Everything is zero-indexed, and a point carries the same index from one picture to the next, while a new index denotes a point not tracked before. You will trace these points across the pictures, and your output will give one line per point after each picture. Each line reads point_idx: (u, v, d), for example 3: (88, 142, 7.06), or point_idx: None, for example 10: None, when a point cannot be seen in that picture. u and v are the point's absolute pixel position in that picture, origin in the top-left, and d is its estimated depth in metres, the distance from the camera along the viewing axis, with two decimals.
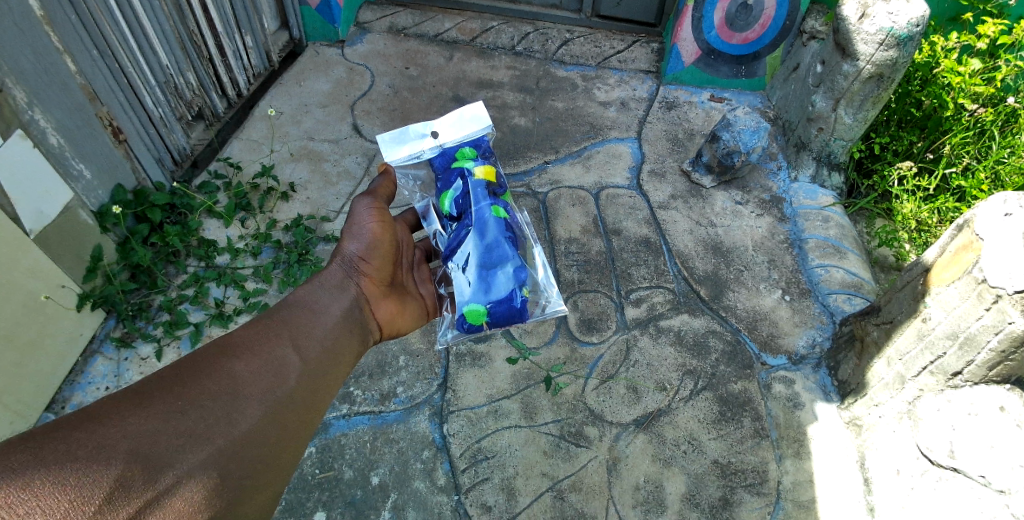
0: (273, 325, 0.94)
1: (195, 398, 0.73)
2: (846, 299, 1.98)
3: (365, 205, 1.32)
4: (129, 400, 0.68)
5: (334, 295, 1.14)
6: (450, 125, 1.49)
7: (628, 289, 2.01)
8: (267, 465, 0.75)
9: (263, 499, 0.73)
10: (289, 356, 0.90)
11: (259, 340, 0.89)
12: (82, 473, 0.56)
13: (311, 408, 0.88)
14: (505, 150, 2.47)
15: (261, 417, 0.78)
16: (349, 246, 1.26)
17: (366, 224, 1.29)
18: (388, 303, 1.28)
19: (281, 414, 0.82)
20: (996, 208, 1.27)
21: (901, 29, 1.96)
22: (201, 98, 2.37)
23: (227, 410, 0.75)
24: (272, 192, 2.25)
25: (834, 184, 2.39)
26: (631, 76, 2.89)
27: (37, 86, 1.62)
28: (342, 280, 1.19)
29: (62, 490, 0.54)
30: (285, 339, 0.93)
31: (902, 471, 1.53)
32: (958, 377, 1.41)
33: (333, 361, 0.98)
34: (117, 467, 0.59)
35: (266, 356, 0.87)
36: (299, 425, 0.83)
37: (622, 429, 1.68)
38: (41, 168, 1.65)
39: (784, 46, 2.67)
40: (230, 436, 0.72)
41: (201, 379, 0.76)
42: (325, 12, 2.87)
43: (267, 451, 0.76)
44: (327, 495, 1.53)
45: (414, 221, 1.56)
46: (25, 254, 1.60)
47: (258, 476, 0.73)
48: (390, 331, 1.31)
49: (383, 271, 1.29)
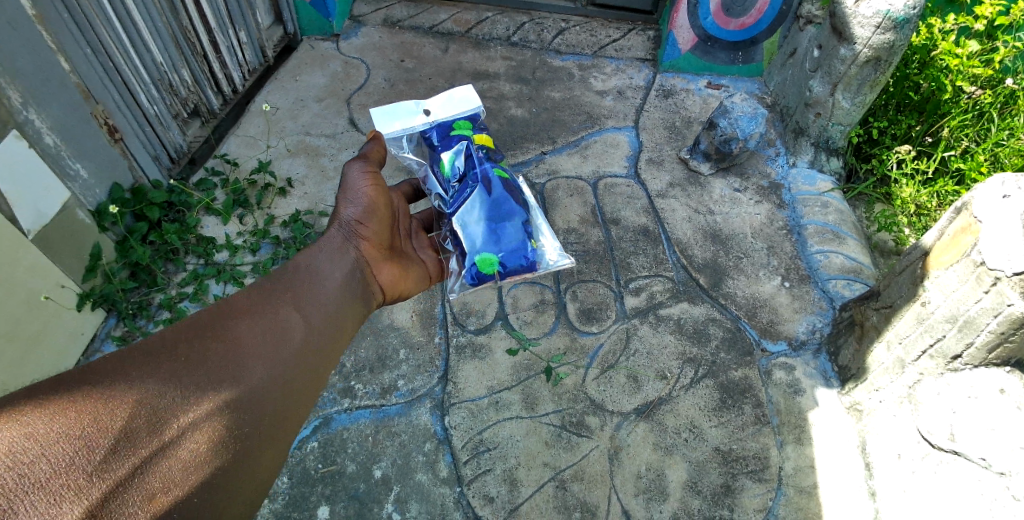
0: (275, 288, 0.95)
1: (200, 355, 0.74)
2: (846, 284, 1.97)
3: (358, 169, 1.33)
4: (133, 358, 0.69)
5: (336, 258, 1.14)
6: (440, 103, 1.51)
7: (628, 278, 2.01)
8: (276, 419, 0.76)
9: (275, 451, 0.75)
10: (291, 317, 0.91)
11: (261, 301, 0.90)
12: (87, 426, 0.58)
13: (317, 367, 0.89)
14: (502, 141, 2.46)
15: (267, 373, 0.79)
16: (347, 211, 1.26)
17: (361, 187, 1.30)
18: (391, 266, 1.28)
19: (288, 371, 0.82)
20: (993, 189, 1.25)
21: (898, 10, 1.94)
22: (196, 95, 2.35)
23: (232, 366, 0.76)
24: (269, 188, 2.24)
25: (833, 169, 2.38)
26: (628, 64, 2.87)
27: (30, 85, 1.60)
28: (342, 243, 1.19)
29: (68, 441, 0.55)
30: (287, 301, 0.93)
31: (904, 455, 1.53)
32: (958, 360, 1.40)
33: (335, 323, 0.99)
34: (122, 420, 0.61)
35: (268, 317, 0.87)
36: (304, 382, 0.84)
37: (623, 418, 1.68)
38: (38, 169, 1.64)
39: (781, 30, 2.63)
40: (236, 391, 0.73)
41: (205, 338, 0.77)
42: (319, 5, 2.85)
43: (274, 406, 0.77)
44: (331, 489, 1.54)
45: (410, 193, 1.56)
46: (25, 252, 1.59)
47: (268, 429, 0.75)
48: (393, 295, 1.31)
49: (382, 235, 1.29)
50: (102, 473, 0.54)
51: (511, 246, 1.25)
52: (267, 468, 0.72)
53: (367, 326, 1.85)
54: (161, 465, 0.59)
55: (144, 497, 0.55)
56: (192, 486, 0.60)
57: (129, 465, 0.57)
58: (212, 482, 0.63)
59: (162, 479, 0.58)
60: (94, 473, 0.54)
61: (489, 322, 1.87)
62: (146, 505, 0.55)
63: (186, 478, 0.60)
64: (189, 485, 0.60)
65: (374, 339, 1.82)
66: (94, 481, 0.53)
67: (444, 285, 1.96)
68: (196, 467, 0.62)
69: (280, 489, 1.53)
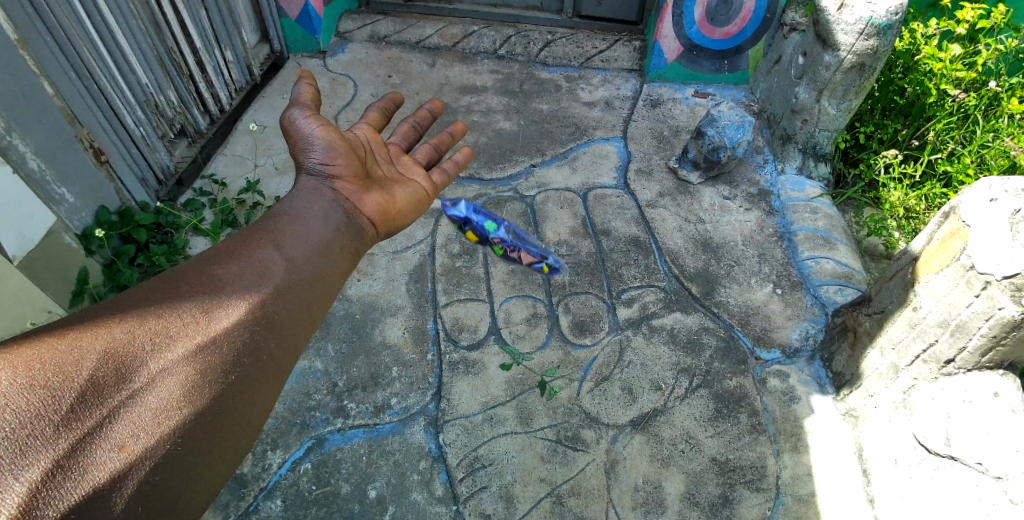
0: (252, 234, 0.93)
1: (171, 306, 0.75)
2: (837, 289, 1.97)
3: (300, 114, 1.16)
4: (105, 313, 0.70)
5: (315, 198, 1.10)
6: None
7: (620, 289, 2.00)
8: (259, 362, 0.78)
9: (263, 392, 0.77)
10: (270, 257, 0.89)
11: (236, 247, 0.88)
12: (54, 376, 0.60)
13: (303, 303, 0.88)
14: (491, 154, 2.46)
15: (246, 313, 0.80)
16: (308, 160, 1.15)
17: (310, 130, 1.15)
18: (374, 196, 1.20)
19: (267, 312, 0.82)
20: (981, 193, 1.27)
21: (881, 17, 1.96)
22: (183, 115, 2.35)
23: (206, 312, 0.76)
24: (258, 206, 2.23)
25: (822, 174, 2.39)
26: (615, 75, 2.89)
27: (12, 110, 1.58)
28: (316, 188, 1.13)
29: (33, 390, 0.57)
30: (266, 243, 0.92)
31: (901, 461, 1.51)
32: (952, 364, 1.39)
33: (324, 259, 0.98)
34: (88, 369, 0.62)
35: (244, 261, 0.86)
36: (288, 319, 0.85)
37: (618, 431, 1.66)
38: (21, 194, 1.63)
39: (765, 38, 2.67)
40: (212, 336, 0.74)
41: (176, 289, 0.78)
42: (305, 23, 2.86)
43: (255, 349, 0.78)
44: (325, 511, 1.51)
45: (378, 120, 1.36)
46: (12, 280, 1.58)
47: (251, 368, 0.76)
48: (391, 223, 1.23)
49: (355, 165, 1.19)
50: (70, 424, 0.57)
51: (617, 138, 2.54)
52: (254, 406, 0.75)
53: (359, 345, 1.84)
54: (130, 414, 0.62)
55: (113, 447, 0.58)
56: (163, 432, 0.62)
57: (96, 417, 0.59)
58: (190, 424, 0.65)
59: (131, 427, 0.60)
60: (61, 424, 0.56)
61: (482, 337, 1.86)
62: (114, 455, 0.57)
63: (157, 425, 0.62)
64: (160, 433, 0.62)
65: (366, 358, 1.81)
66: (60, 432, 0.56)
67: (435, 301, 1.95)
68: (167, 414, 0.64)
69: (273, 512, 1.51)
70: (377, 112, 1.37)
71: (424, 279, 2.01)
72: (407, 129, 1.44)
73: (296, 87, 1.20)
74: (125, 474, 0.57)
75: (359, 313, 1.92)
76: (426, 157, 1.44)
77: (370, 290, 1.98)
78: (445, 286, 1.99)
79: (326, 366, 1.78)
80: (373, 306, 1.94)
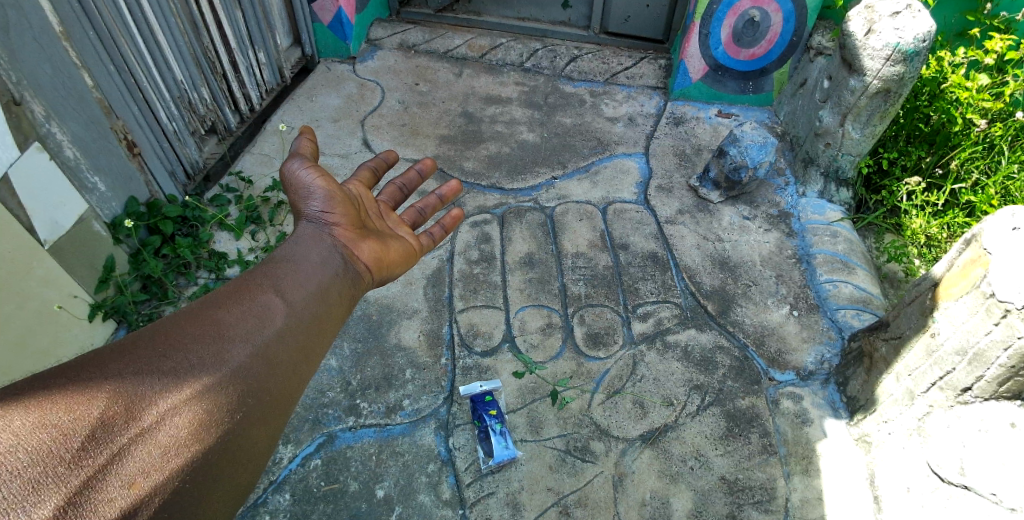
0: (253, 277, 0.95)
1: (179, 345, 0.77)
2: (855, 314, 1.96)
3: (299, 165, 1.20)
4: (113, 352, 0.72)
5: (315, 243, 1.11)
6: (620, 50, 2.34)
7: (635, 303, 2.02)
8: (262, 402, 0.80)
9: (264, 434, 0.80)
10: (273, 302, 0.92)
11: (243, 290, 0.91)
12: (63, 415, 0.62)
13: (305, 344, 0.92)
14: (514, 165, 2.51)
15: (250, 356, 0.82)
16: (308, 207, 1.17)
17: (308, 182, 1.17)
18: (370, 243, 1.21)
19: (272, 353, 0.85)
20: (1004, 221, 1.26)
21: (908, 44, 1.96)
22: (214, 113, 2.43)
23: (213, 350, 0.79)
24: (282, 205, 2.30)
25: (843, 198, 2.38)
26: (640, 92, 2.91)
27: (54, 100, 1.66)
28: (315, 234, 1.13)
29: (43, 429, 0.59)
30: (268, 286, 0.94)
31: (913, 488, 1.49)
32: (969, 392, 1.36)
33: (324, 303, 1.00)
34: (99, 407, 0.64)
35: (246, 304, 0.88)
36: (288, 366, 0.87)
37: (629, 444, 1.67)
38: (57, 181, 1.69)
39: (791, 61, 2.69)
40: (218, 375, 0.76)
41: (182, 328, 0.79)
42: (337, 29, 2.95)
43: (259, 389, 0.81)
44: (332, 508, 1.54)
45: (370, 178, 1.37)
46: (41, 262, 1.62)
47: (252, 411, 0.78)
48: (381, 274, 1.23)
49: (352, 215, 1.21)
50: (81, 461, 0.59)
51: (768, 141, 2.29)
52: (252, 445, 0.77)
53: (374, 346, 1.87)
54: (140, 452, 0.64)
55: (124, 484, 0.60)
56: (172, 470, 0.65)
57: (106, 454, 0.61)
58: (192, 464, 0.67)
59: (138, 468, 0.62)
60: (73, 461, 0.58)
61: (496, 344, 1.88)
62: (126, 492, 0.59)
63: (165, 462, 0.65)
64: (168, 470, 0.64)
65: (381, 358, 1.84)
66: (72, 469, 0.57)
67: (451, 306, 1.98)
68: (174, 452, 0.66)
69: (282, 505, 1.54)
70: (368, 170, 1.39)
71: (441, 284, 2.04)
72: (393, 191, 1.45)
73: (296, 141, 1.25)
74: (136, 510, 0.59)
75: (375, 314, 1.95)
76: (411, 220, 1.46)
77: (388, 292, 2.01)
78: (461, 291, 2.02)
79: (341, 364, 1.82)
80: (389, 308, 1.97)
